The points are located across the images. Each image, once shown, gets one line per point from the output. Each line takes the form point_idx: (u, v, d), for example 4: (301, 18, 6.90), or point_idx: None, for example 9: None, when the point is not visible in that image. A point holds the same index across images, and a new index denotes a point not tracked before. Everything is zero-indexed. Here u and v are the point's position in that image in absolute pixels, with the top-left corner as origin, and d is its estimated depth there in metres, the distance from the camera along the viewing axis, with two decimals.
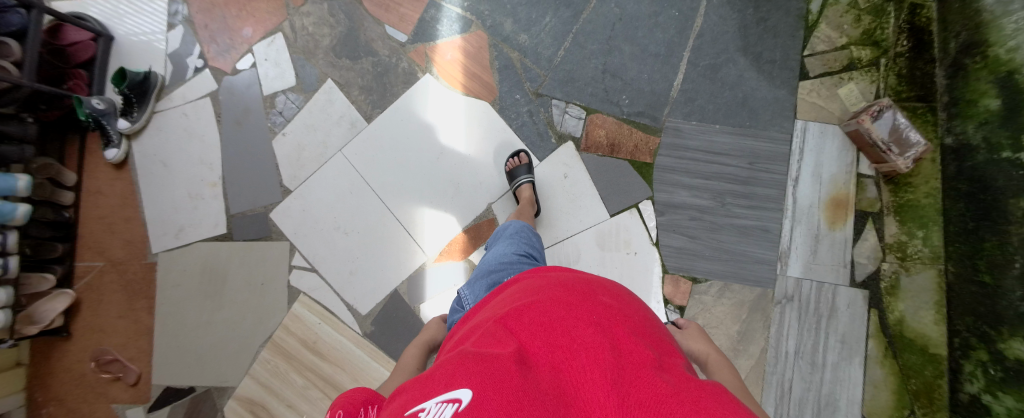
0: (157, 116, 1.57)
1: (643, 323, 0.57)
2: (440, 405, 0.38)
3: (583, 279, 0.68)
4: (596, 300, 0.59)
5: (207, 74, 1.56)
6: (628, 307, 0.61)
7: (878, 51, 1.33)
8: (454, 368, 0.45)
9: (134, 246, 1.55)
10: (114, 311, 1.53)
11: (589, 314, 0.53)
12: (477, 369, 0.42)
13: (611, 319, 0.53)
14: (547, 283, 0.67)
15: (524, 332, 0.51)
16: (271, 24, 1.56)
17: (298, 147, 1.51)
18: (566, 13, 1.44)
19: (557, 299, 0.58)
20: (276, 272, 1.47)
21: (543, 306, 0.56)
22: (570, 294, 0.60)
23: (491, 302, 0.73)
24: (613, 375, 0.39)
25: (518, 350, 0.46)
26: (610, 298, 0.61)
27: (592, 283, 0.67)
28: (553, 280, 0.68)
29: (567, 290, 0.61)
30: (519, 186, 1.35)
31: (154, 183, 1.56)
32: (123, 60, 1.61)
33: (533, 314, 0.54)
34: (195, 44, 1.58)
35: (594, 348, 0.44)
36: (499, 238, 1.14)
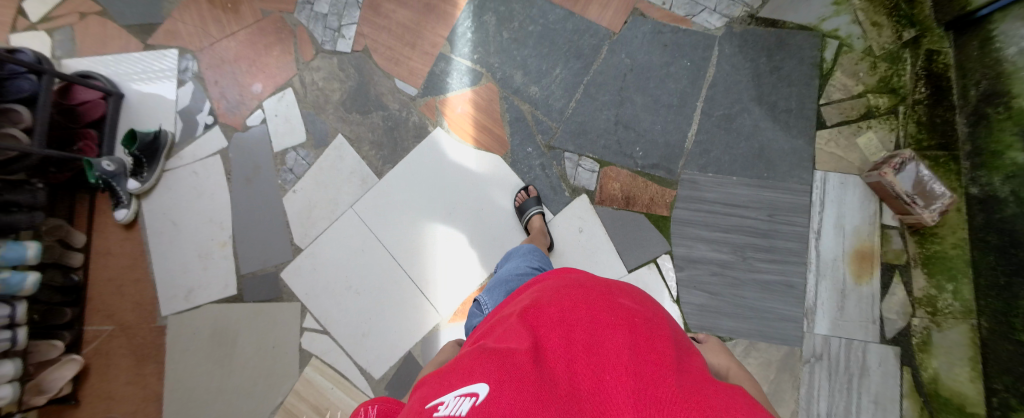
0: (168, 175, 1.58)
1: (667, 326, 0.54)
2: (458, 398, 0.39)
3: (604, 281, 0.64)
4: (617, 300, 0.56)
5: (218, 130, 1.57)
6: (652, 309, 0.57)
7: (896, 99, 1.31)
8: (469, 370, 0.45)
9: (146, 306, 1.55)
10: (124, 377, 1.52)
11: (610, 312, 0.50)
12: (490, 372, 0.41)
13: (634, 317, 0.50)
14: (567, 283, 0.64)
15: (541, 331, 0.49)
16: (281, 79, 1.56)
17: (309, 204, 1.51)
18: (577, 65, 1.43)
19: (577, 297, 0.56)
20: (287, 335, 1.47)
21: (560, 304, 0.54)
22: (590, 293, 0.57)
23: (509, 302, 0.72)
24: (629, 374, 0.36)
25: (533, 349, 0.45)
26: (632, 300, 0.57)
27: (614, 284, 0.64)
28: (573, 280, 0.65)
29: (587, 290, 0.58)
30: (530, 218, 1.35)
31: (164, 244, 1.55)
32: (134, 119, 1.61)
33: (550, 312, 0.53)
34: (206, 100, 1.58)
35: (611, 349, 0.41)
36: (511, 256, 1.08)
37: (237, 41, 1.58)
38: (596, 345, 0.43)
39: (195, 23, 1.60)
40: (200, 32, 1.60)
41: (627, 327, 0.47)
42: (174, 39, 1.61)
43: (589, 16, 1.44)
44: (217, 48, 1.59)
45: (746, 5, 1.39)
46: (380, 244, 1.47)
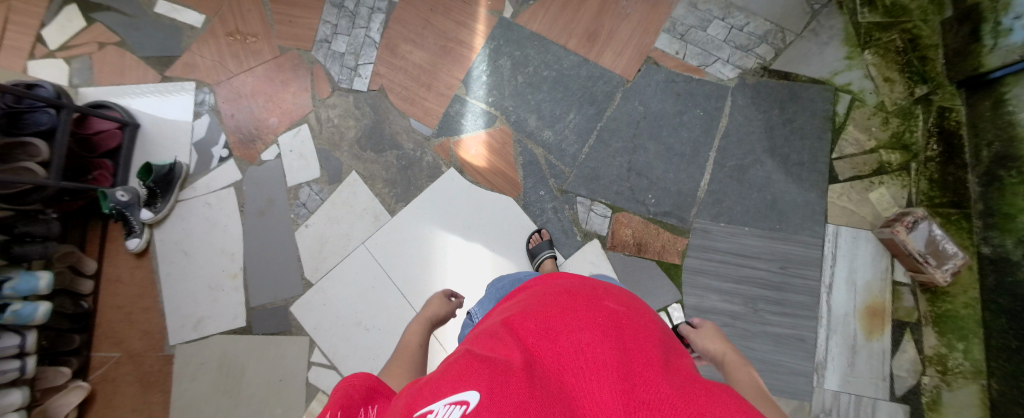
0: (180, 205, 1.57)
1: (650, 326, 0.55)
2: (449, 406, 0.35)
3: (588, 286, 0.66)
4: (602, 305, 0.57)
5: (232, 163, 1.57)
6: (635, 311, 0.59)
7: (908, 155, 1.32)
8: (455, 370, 0.42)
9: (152, 336, 1.52)
10: (127, 406, 1.48)
11: (596, 317, 0.51)
12: (478, 370, 0.39)
13: (619, 321, 0.51)
14: (552, 292, 0.65)
15: (528, 333, 0.48)
16: (297, 115, 1.58)
17: (321, 239, 1.50)
18: (590, 110, 1.45)
19: (562, 304, 0.56)
20: (294, 369, 1.43)
21: (547, 312, 0.54)
22: (575, 300, 0.58)
23: (496, 312, 0.72)
24: (622, 367, 0.36)
25: (521, 349, 0.44)
26: (616, 304, 0.59)
27: (596, 290, 0.65)
28: (558, 288, 0.66)
29: (572, 297, 0.59)
30: (541, 261, 1.32)
31: (174, 273, 1.53)
32: (151, 150, 1.62)
33: (537, 318, 0.53)
34: (221, 133, 1.59)
35: (602, 346, 0.41)
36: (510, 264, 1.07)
37: (254, 75, 1.61)
38: (585, 343, 0.42)
39: (213, 57, 1.63)
40: (218, 66, 1.63)
41: (613, 330, 0.47)
42: (191, 72, 1.63)
43: (602, 63, 1.47)
44: (235, 82, 1.61)
45: (759, 57, 1.41)
46: (390, 282, 1.46)
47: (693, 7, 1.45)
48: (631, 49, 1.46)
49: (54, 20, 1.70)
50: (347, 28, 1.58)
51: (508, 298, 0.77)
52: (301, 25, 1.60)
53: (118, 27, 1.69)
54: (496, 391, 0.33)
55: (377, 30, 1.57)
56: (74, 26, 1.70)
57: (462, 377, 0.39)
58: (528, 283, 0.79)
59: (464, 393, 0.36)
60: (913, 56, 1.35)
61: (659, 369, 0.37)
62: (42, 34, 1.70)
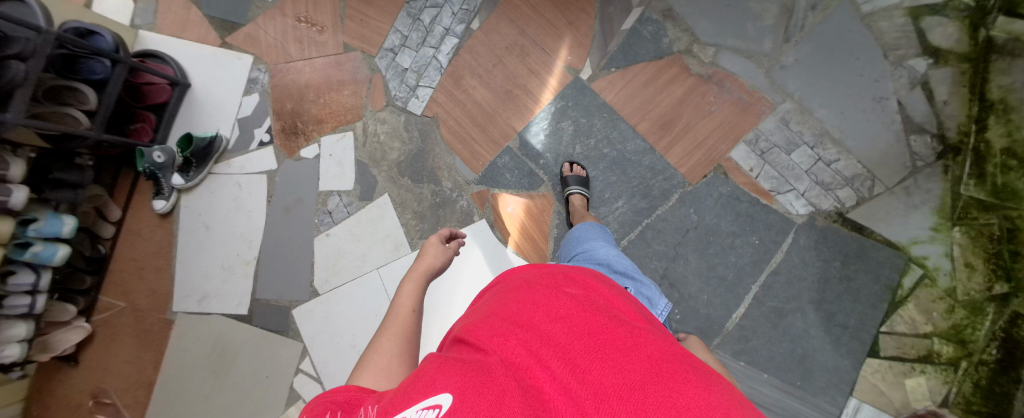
0: (211, 177, 1.57)
1: (613, 304, 0.59)
2: (421, 411, 0.38)
3: (551, 275, 0.69)
4: (564, 292, 0.60)
5: (271, 151, 1.55)
6: (597, 291, 0.62)
7: (961, 351, 1.20)
8: (434, 369, 0.47)
9: (159, 295, 1.54)
10: (124, 355, 1.53)
11: (558, 306, 0.54)
12: (452, 373, 0.43)
13: (581, 303, 0.54)
14: (517, 283, 0.67)
15: (494, 329, 0.51)
16: (345, 120, 1.53)
17: (337, 252, 1.48)
18: (642, 203, 1.37)
19: (527, 297, 0.59)
20: (282, 371, 1.44)
21: (512, 306, 0.57)
22: (538, 291, 0.60)
23: (468, 307, 0.74)
24: (582, 359, 0.39)
25: (489, 350, 0.46)
26: (579, 288, 0.62)
27: (563, 274, 0.69)
28: (523, 279, 0.69)
29: (534, 288, 0.62)
30: None
31: (191, 244, 1.55)
32: (195, 114, 1.60)
33: (508, 309, 0.57)
34: (268, 116, 1.56)
35: (565, 338, 0.44)
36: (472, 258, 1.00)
37: (313, 67, 1.56)
38: (548, 335, 0.45)
39: (276, 35, 1.58)
40: (279, 46, 1.57)
41: (577, 314, 0.50)
42: (252, 44, 1.59)
43: (669, 157, 1.37)
44: (292, 68, 1.56)
45: (838, 200, 1.30)
46: None
47: (784, 125, 1.33)
48: (703, 151, 1.36)
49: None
50: (417, 43, 1.51)
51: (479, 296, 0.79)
52: (372, 27, 1.53)
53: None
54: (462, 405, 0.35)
55: (446, 55, 1.50)
56: None
57: (429, 389, 0.41)
58: (495, 279, 0.81)
59: (435, 397, 0.40)
60: (1004, 246, 1.18)
61: (619, 349, 0.41)
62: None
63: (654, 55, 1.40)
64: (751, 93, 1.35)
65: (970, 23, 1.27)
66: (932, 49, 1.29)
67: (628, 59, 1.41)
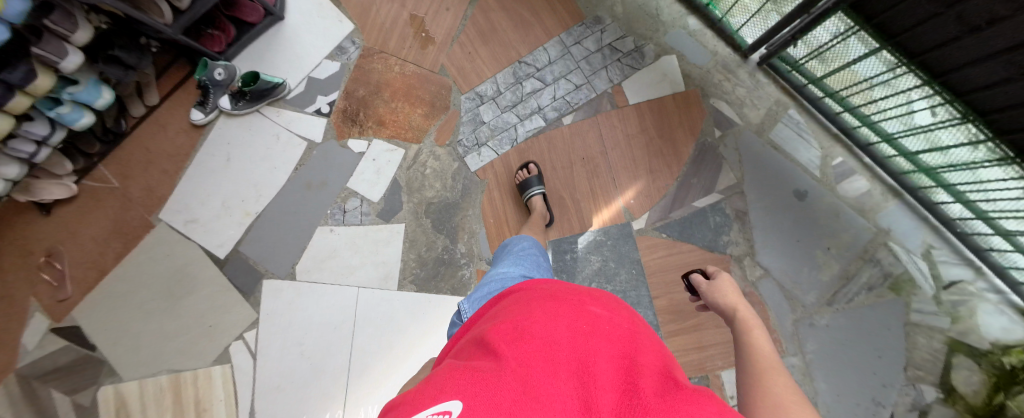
0: (256, 115, 1.55)
1: (636, 331, 0.58)
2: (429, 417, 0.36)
3: (573, 293, 0.68)
4: (588, 310, 0.59)
5: (323, 124, 1.53)
6: (620, 315, 0.62)
7: None
8: (446, 375, 0.45)
9: (154, 195, 1.55)
10: (94, 230, 1.55)
11: (582, 324, 0.54)
12: (464, 380, 0.41)
13: (604, 327, 0.55)
14: (538, 295, 0.67)
15: (517, 334, 0.51)
16: (404, 135, 1.51)
17: (331, 251, 1.47)
18: None
19: (550, 310, 0.59)
20: (226, 328, 1.48)
21: (535, 314, 0.56)
22: (560, 307, 0.60)
23: (482, 310, 0.73)
24: (604, 379, 0.40)
25: (502, 359, 0.45)
26: (601, 310, 0.61)
27: (582, 294, 0.68)
28: (544, 292, 0.68)
29: (558, 303, 0.61)
30: None
31: (208, 166, 1.55)
32: (273, 47, 1.56)
33: (527, 321, 0.55)
34: (337, 91, 1.53)
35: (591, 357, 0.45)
36: (507, 253, 1.07)
37: (402, 69, 1.53)
38: (572, 351, 0.46)
39: (386, 21, 1.54)
40: (386, 34, 1.54)
41: (601, 338, 0.51)
42: (360, 18, 1.55)
43: (668, 342, 1.35)
44: (383, 59, 1.53)
45: None
46: (346, 338, 1.42)
47: None
48: (699, 355, 1.33)
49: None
50: (505, 105, 1.48)
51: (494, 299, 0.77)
52: (474, 66, 1.50)
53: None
54: (486, 401, 0.36)
55: (526, 131, 1.47)
56: None
57: (452, 379, 0.43)
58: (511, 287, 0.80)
59: (443, 404, 0.37)
60: None
61: (643, 376, 0.41)
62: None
63: (706, 244, 1.39)
64: (771, 330, 1.33)
65: (994, 383, 1.23)
66: (948, 385, 1.27)
67: (682, 235, 1.38)
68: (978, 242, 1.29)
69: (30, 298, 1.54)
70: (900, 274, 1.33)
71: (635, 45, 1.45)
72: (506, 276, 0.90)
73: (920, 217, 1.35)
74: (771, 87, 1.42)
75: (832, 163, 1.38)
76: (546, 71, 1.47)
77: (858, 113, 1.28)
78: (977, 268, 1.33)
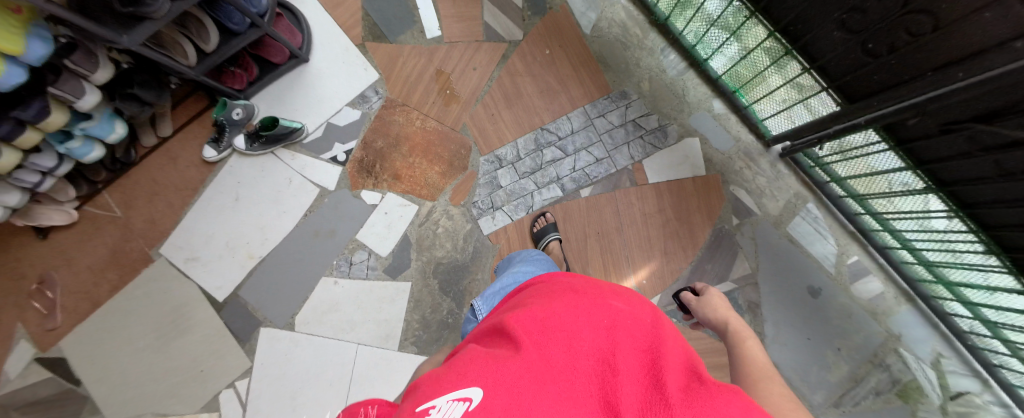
0: (269, 157, 1.52)
1: (659, 320, 0.55)
2: (451, 404, 0.39)
3: (593, 285, 0.66)
4: (609, 303, 0.56)
5: (338, 172, 1.51)
6: (645, 308, 0.58)
7: None
8: (465, 361, 0.47)
9: (156, 228, 1.52)
10: (91, 259, 1.52)
11: (600, 315, 0.52)
12: (482, 367, 0.43)
13: (627, 319, 0.51)
14: (557, 288, 0.64)
15: (532, 327, 0.49)
16: (420, 191, 1.49)
17: (334, 303, 1.45)
18: None
19: (569, 301, 0.56)
20: (218, 373, 1.44)
21: (554, 303, 0.56)
22: (581, 295, 0.59)
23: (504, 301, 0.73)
24: (622, 378, 0.38)
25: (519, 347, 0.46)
26: (624, 303, 0.58)
27: (604, 287, 0.66)
28: (564, 285, 0.66)
29: (578, 292, 0.60)
30: None
31: (215, 204, 1.52)
32: (295, 90, 1.56)
33: (546, 308, 0.55)
34: (355, 141, 1.52)
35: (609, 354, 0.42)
36: (511, 261, 1.06)
37: (423, 124, 1.52)
38: (587, 345, 0.45)
39: (411, 74, 1.54)
40: (410, 87, 1.54)
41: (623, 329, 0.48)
42: (386, 69, 1.55)
43: None
44: (405, 112, 1.53)
45: None
46: (339, 397, 1.38)
47: None
48: None
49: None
50: (524, 170, 1.47)
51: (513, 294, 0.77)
52: (496, 128, 1.50)
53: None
54: (496, 392, 0.37)
55: (542, 199, 1.45)
56: None
57: (464, 378, 0.42)
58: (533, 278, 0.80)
59: (464, 391, 0.40)
60: None
61: (666, 369, 0.39)
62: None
63: (713, 331, 1.37)
64: None
65: None
66: None
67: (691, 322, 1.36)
68: (987, 357, 1.27)
69: (18, 324, 1.50)
70: (909, 381, 1.31)
71: (658, 124, 1.46)
72: (521, 273, 0.90)
73: (930, 324, 1.34)
74: (790, 178, 1.42)
75: (848, 261, 1.37)
76: (567, 140, 1.47)
77: (881, 218, 1.25)
78: (984, 381, 1.31)
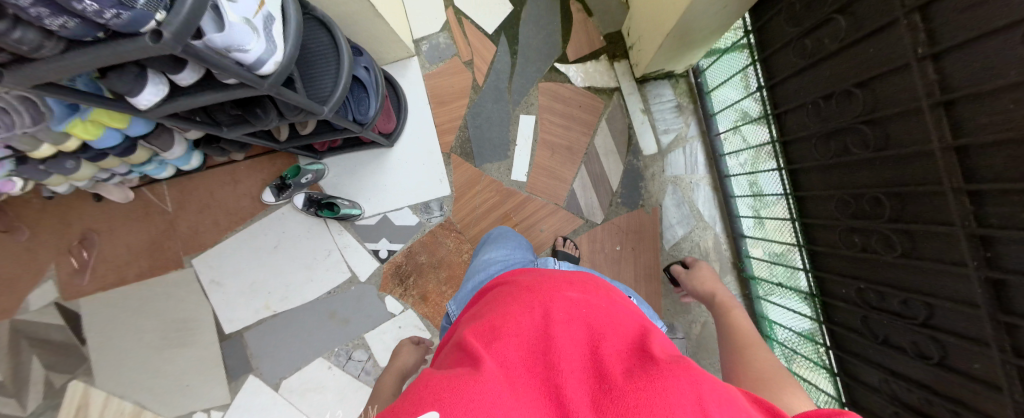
0: (319, 223, 1.54)
1: (608, 305, 0.63)
2: None
3: (554, 279, 0.71)
4: (563, 299, 0.60)
5: (375, 267, 1.52)
6: (595, 297, 0.65)
7: None
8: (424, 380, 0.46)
9: (197, 238, 1.57)
10: (132, 237, 1.59)
11: (557, 310, 0.57)
12: (443, 379, 0.43)
13: (587, 311, 0.58)
14: (513, 288, 0.68)
15: (493, 335, 0.53)
16: (438, 320, 1.48)
17: (320, 385, 1.49)
18: None
19: (527, 303, 0.59)
20: (198, 395, 1.53)
21: (513, 306, 0.60)
22: (538, 293, 0.64)
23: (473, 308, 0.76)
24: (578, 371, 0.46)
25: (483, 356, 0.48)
26: (577, 296, 0.63)
27: (564, 281, 0.71)
28: (522, 286, 0.68)
29: (536, 290, 0.64)
30: None
31: (255, 241, 1.55)
32: (368, 169, 1.55)
33: (508, 310, 0.59)
34: (402, 245, 1.52)
35: (569, 348, 0.49)
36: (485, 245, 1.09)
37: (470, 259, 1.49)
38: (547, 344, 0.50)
39: (480, 206, 1.50)
40: (475, 218, 1.50)
41: (579, 323, 0.55)
42: (459, 189, 1.52)
43: None
44: (458, 240, 1.50)
45: None
46: None
47: None
48: None
49: (475, 11, 1.57)
50: None
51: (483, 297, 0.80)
52: None
53: (491, 84, 1.55)
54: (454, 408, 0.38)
55: None
56: (477, 39, 1.57)
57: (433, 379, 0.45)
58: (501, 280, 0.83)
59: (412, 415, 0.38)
60: None
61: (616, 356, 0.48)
62: (461, 8, 1.59)
63: None
64: None
65: None
66: None
67: None
68: None
69: (53, 265, 1.60)
70: None
71: None
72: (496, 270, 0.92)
73: None
74: None
75: None
76: None
77: None
78: None
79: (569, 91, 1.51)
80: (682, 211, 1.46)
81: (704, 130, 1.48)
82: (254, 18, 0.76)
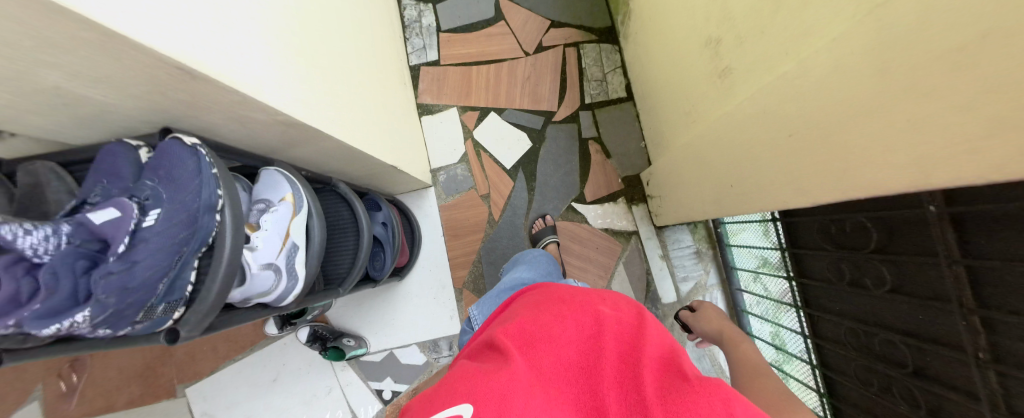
0: (322, 358, 1.48)
1: (647, 320, 0.61)
2: None
3: (586, 290, 0.69)
4: (596, 310, 0.60)
5: (378, 410, 1.44)
6: (629, 310, 0.63)
7: None
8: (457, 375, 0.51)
9: (193, 366, 1.50)
10: (125, 362, 1.52)
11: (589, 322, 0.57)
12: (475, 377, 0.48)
13: (622, 326, 0.57)
14: (544, 296, 0.67)
15: (522, 338, 0.55)
16: None
17: None
18: None
19: (557, 310, 0.60)
20: None
21: (543, 311, 0.60)
22: (572, 302, 0.63)
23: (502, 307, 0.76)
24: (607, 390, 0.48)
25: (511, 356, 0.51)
26: (610, 309, 0.61)
27: (596, 292, 0.69)
28: (553, 292, 0.68)
29: (568, 300, 0.63)
30: None
31: (253, 374, 1.49)
32: (378, 302, 1.50)
33: (538, 315, 0.60)
34: (407, 388, 1.45)
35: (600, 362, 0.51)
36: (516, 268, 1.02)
37: None
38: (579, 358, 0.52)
39: None
40: None
41: (611, 336, 0.55)
42: None
43: None
44: None
45: None
46: None
47: None
48: None
49: (496, 145, 1.61)
50: None
51: (508, 301, 0.78)
52: None
53: (507, 220, 1.55)
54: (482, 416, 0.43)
55: None
56: (495, 173, 1.59)
57: (465, 378, 0.49)
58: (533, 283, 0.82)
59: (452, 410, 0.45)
60: None
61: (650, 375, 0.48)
62: (480, 141, 1.62)
63: None
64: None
65: None
66: None
67: None
68: None
69: None
70: None
71: None
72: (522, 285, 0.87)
73: None
74: None
75: None
76: None
77: None
78: None
79: (586, 232, 1.50)
80: (703, 366, 1.40)
81: (723, 280, 1.45)
82: (278, 257, 0.74)
